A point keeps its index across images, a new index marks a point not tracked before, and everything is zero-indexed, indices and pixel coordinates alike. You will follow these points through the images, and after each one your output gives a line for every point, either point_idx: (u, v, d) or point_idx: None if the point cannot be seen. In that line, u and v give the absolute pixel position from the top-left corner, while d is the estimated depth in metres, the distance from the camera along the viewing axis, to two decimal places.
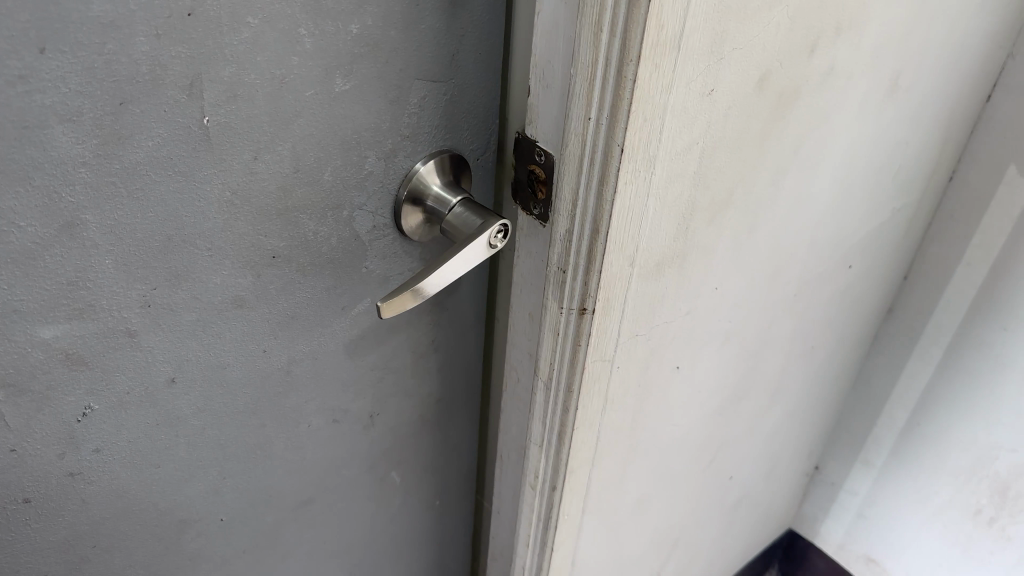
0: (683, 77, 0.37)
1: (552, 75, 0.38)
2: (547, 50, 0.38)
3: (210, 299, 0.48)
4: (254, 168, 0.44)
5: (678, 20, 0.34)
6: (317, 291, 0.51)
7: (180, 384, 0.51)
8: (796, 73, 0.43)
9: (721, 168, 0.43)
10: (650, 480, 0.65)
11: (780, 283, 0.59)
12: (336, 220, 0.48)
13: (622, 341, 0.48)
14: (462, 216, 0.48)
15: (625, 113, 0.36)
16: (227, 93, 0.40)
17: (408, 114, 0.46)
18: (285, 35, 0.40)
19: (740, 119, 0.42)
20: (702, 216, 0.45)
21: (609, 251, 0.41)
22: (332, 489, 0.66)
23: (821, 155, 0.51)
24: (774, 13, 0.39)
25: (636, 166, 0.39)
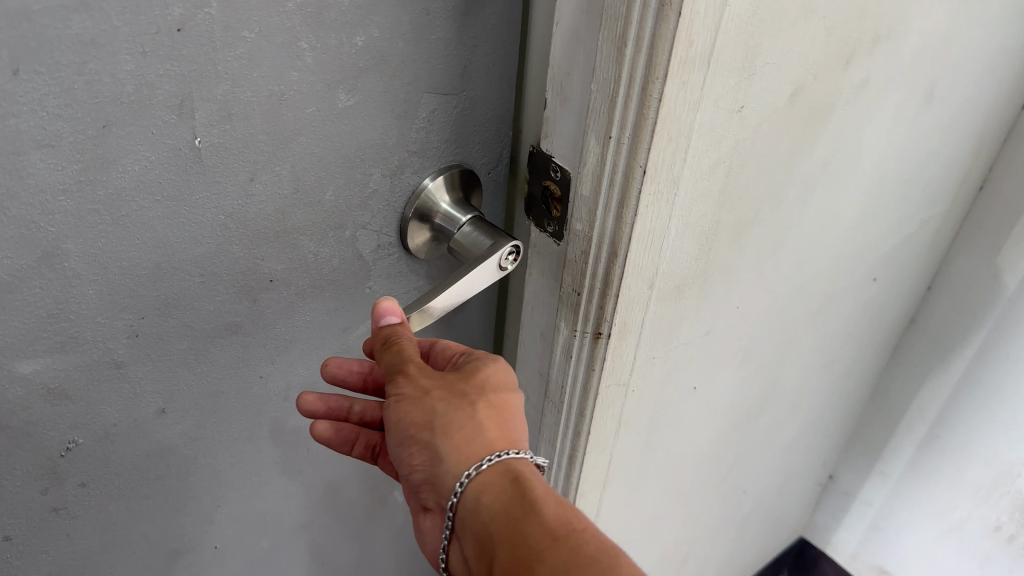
0: (711, 95, 0.36)
1: (571, 91, 0.37)
2: (567, 64, 0.37)
3: (203, 327, 0.45)
4: (251, 190, 0.41)
5: (708, 36, 0.33)
6: (318, 314, 0.49)
7: (171, 414, 0.48)
8: (830, 86, 0.43)
9: (746, 184, 0.43)
10: (666, 488, 0.65)
11: (804, 298, 0.60)
12: (337, 241, 0.45)
13: (638, 365, 0.48)
14: (471, 236, 0.46)
15: (650, 133, 0.35)
16: (220, 112, 0.37)
17: (415, 128, 0.43)
18: (285, 49, 0.37)
19: (768, 132, 0.41)
20: (726, 236, 0.45)
21: (626, 274, 0.41)
22: (331, 512, 0.63)
23: (853, 163, 0.50)
24: (809, 24, 0.38)
25: (658, 186, 0.38)
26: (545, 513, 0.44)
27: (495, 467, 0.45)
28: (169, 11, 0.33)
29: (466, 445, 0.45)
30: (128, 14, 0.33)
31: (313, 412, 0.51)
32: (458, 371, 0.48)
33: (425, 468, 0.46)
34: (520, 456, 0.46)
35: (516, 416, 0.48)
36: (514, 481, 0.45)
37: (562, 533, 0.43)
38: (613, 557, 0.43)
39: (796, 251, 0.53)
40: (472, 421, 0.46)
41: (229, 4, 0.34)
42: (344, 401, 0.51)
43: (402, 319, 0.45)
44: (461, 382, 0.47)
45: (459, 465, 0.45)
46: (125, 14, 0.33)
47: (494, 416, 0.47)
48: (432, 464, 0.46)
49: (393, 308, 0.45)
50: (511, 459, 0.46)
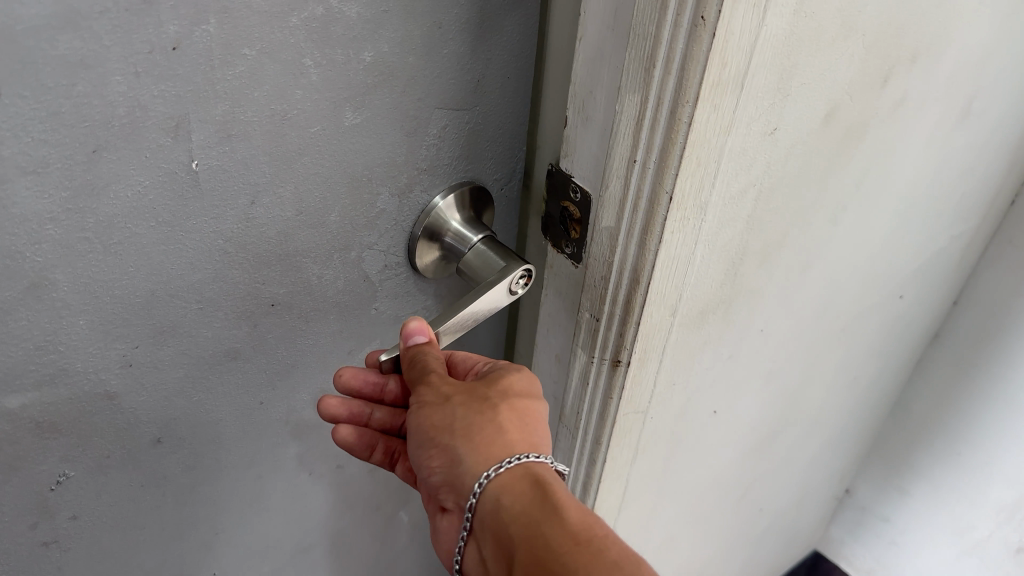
0: (742, 118, 0.35)
1: (593, 110, 0.36)
2: (590, 83, 0.36)
3: (200, 354, 0.43)
4: (251, 214, 0.39)
5: (743, 56, 0.32)
6: (321, 338, 0.47)
7: (167, 443, 0.46)
8: (864, 106, 0.43)
9: (775, 209, 0.43)
10: (687, 502, 0.65)
11: (830, 318, 0.60)
12: (342, 263, 0.43)
13: (655, 391, 0.48)
14: (482, 258, 0.44)
15: (677, 157, 0.34)
16: (219, 134, 0.35)
17: (425, 145, 0.41)
18: (288, 66, 0.35)
19: (803, 156, 0.41)
20: (753, 259, 0.45)
21: (649, 300, 0.40)
22: (334, 535, 0.61)
23: (881, 188, 0.51)
24: (848, 44, 0.37)
25: (685, 213, 0.37)
26: (566, 516, 0.41)
27: (515, 470, 0.43)
28: (164, 29, 0.31)
29: (486, 446, 0.43)
30: (120, 32, 0.30)
31: (333, 416, 0.48)
32: (483, 378, 0.46)
33: (444, 471, 0.44)
34: (542, 461, 0.44)
35: (542, 424, 0.46)
36: (537, 484, 0.42)
37: (583, 538, 0.40)
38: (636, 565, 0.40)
39: (824, 270, 0.53)
40: (494, 424, 0.44)
41: (229, 21, 0.32)
42: (364, 407, 0.48)
43: (430, 336, 0.44)
44: (484, 386, 0.45)
45: (478, 466, 0.43)
46: (116, 33, 0.30)
47: (518, 420, 0.44)
48: (451, 467, 0.44)
49: (421, 327, 0.43)
50: (533, 463, 0.43)
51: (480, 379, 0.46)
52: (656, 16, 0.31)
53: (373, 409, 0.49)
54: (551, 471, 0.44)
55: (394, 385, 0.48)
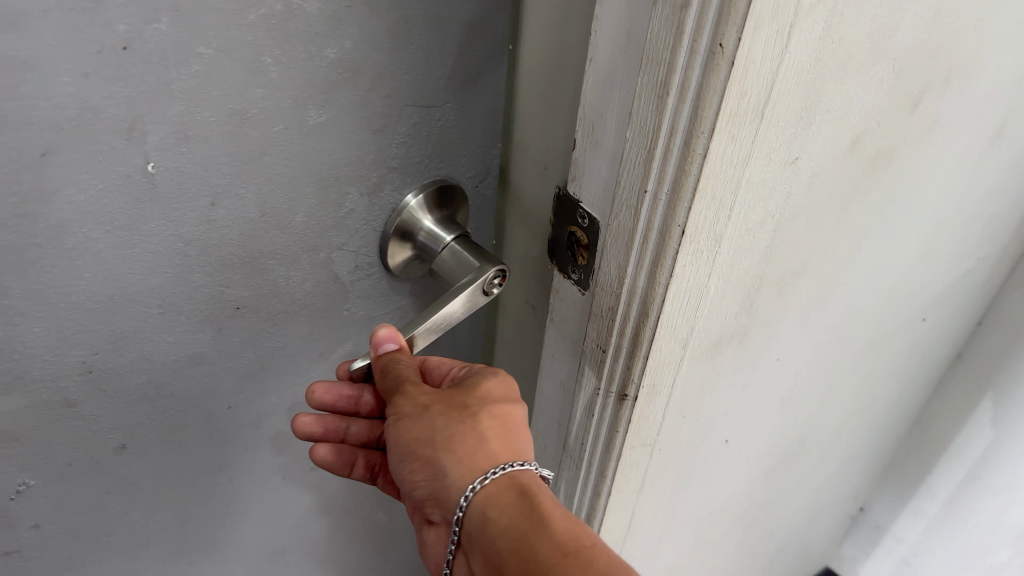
0: (762, 148, 0.33)
1: (603, 134, 0.35)
2: (601, 106, 0.34)
3: (164, 359, 0.41)
4: (212, 216, 0.37)
5: (764, 85, 0.31)
6: (291, 340, 0.45)
7: (132, 450, 0.44)
8: (894, 130, 0.42)
9: (794, 239, 0.42)
10: (697, 525, 0.63)
11: (849, 340, 0.59)
12: (311, 264, 0.42)
13: (664, 422, 0.46)
14: (455, 260, 0.43)
15: (691, 190, 0.32)
16: (176, 135, 0.33)
17: (394, 144, 0.39)
18: (247, 65, 0.33)
19: (828, 182, 0.40)
20: (770, 289, 0.44)
21: (658, 335, 0.39)
22: (310, 537, 0.60)
23: (903, 211, 0.51)
24: (877, 67, 0.37)
25: (698, 246, 0.35)
26: (551, 525, 0.41)
27: (499, 480, 0.44)
28: (113, 28, 0.29)
29: (469, 458, 0.44)
30: (66, 31, 0.29)
31: (307, 432, 0.48)
32: (461, 388, 0.47)
33: (428, 484, 0.45)
34: (527, 469, 0.45)
35: (523, 430, 0.47)
36: (522, 495, 0.43)
37: (567, 547, 0.41)
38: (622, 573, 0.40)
39: (845, 294, 0.52)
40: (475, 434, 0.45)
41: (182, 19, 0.30)
42: (339, 421, 0.48)
43: (401, 343, 0.43)
44: (463, 397, 0.46)
45: (461, 477, 0.44)
46: (61, 32, 0.29)
47: (499, 429, 0.45)
48: (436, 480, 0.45)
49: (391, 334, 0.43)
50: (517, 472, 0.44)
51: (458, 388, 0.47)
52: (670, 42, 0.29)
53: (347, 422, 0.48)
54: (537, 480, 0.45)
55: (370, 397, 0.47)
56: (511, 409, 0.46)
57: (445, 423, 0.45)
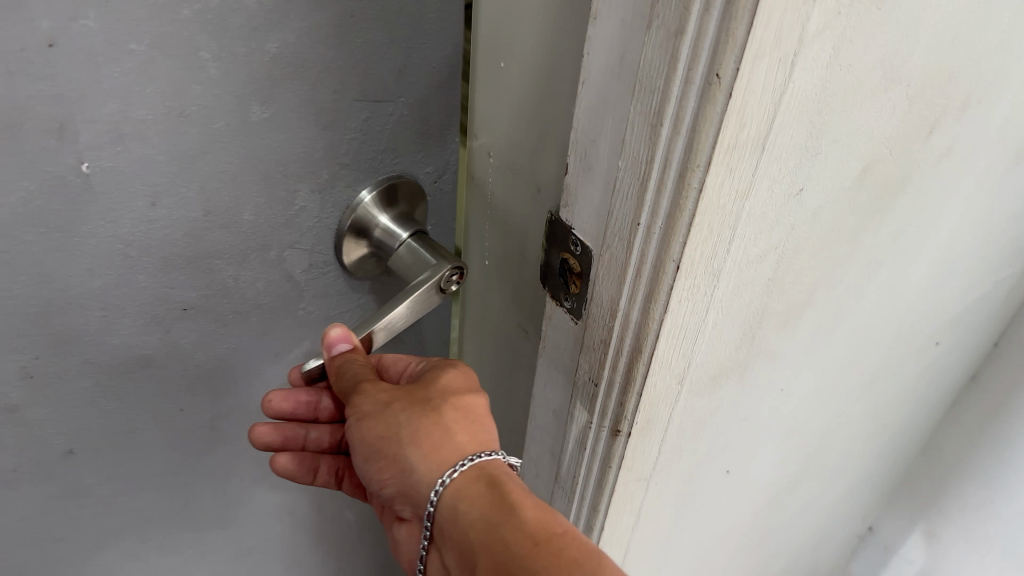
0: (764, 180, 0.31)
1: (597, 162, 0.33)
2: (594, 132, 0.33)
3: (109, 363, 0.40)
4: (153, 216, 0.35)
5: (766, 115, 0.28)
6: (244, 341, 0.43)
7: (80, 454, 0.43)
8: (907, 158, 0.40)
9: (798, 271, 0.39)
10: (696, 552, 0.61)
11: (857, 368, 0.58)
12: (262, 263, 0.40)
13: (661, 457, 0.44)
14: (412, 260, 0.42)
15: (686, 225, 0.30)
16: (110, 134, 0.31)
17: (347, 140, 0.38)
18: (183, 61, 0.31)
19: (834, 214, 0.38)
20: (773, 322, 0.41)
21: (653, 371, 0.36)
22: (275, 537, 0.58)
23: (916, 240, 0.49)
24: (889, 94, 0.34)
25: (695, 282, 0.33)
26: (522, 515, 0.40)
27: (467, 473, 0.42)
28: (36, 24, 0.27)
29: (435, 453, 0.43)
30: None
31: (264, 442, 0.47)
32: (422, 382, 0.45)
33: (396, 483, 0.44)
34: (496, 458, 0.43)
35: (489, 419, 0.46)
36: (492, 486, 0.42)
37: (541, 536, 0.39)
38: (599, 560, 0.39)
39: (854, 322, 0.50)
40: (440, 428, 0.43)
41: (110, 14, 0.28)
42: (297, 429, 0.47)
43: (354, 343, 0.43)
44: (424, 391, 0.45)
45: (429, 474, 0.43)
46: None
47: (464, 420, 0.44)
48: (403, 477, 0.44)
49: (344, 334, 0.42)
50: (485, 463, 0.43)
51: (419, 383, 0.46)
52: (665, 69, 0.27)
53: (306, 429, 0.47)
54: (507, 468, 0.44)
55: (329, 401, 0.47)
56: (473, 400, 0.45)
57: (409, 419, 0.43)
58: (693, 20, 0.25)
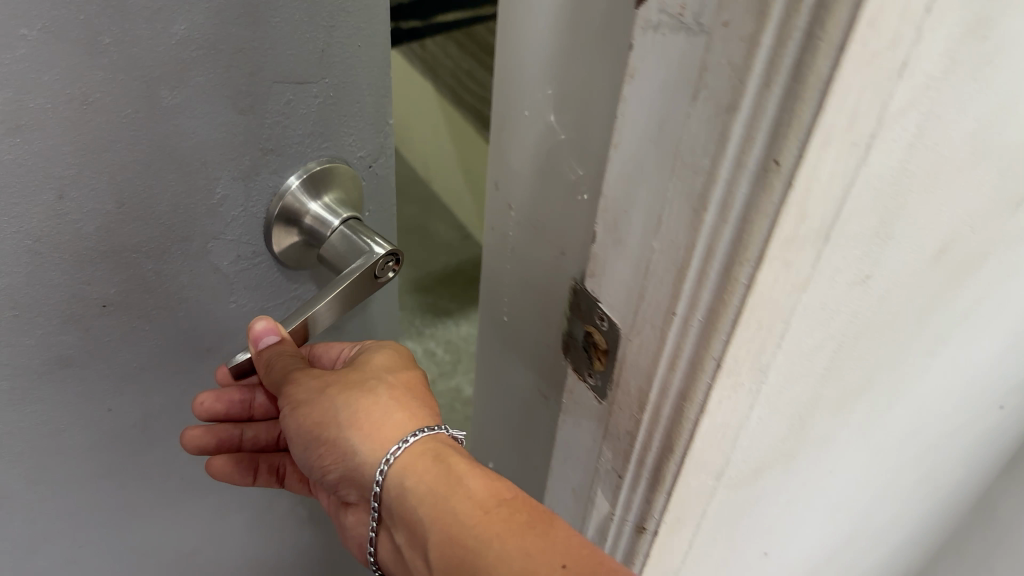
0: (824, 270, 0.28)
1: (627, 232, 0.31)
2: (622, 198, 0.30)
3: (24, 364, 0.37)
4: (61, 210, 0.32)
5: (829, 207, 0.25)
6: (172, 337, 0.41)
7: (2, 461, 0.40)
8: (986, 238, 0.36)
9: (858, 356, 0.36)
10: None
11: (915, 443, 0.55)
12: (185, 256, 0.38)
13: (693, 547, 0.41)
14: (342, 247, 0.40)
15: (730, 324, 0.28)
16: (6, 125, 0.29)
17: (269, 125, 0.35)
18: (82, 46, 0.28)
19: (901, 297, 0.34)
20: (827, 408, 0.39)
21: (684, 472, 0.34)
22: (221, 535, 0.56)
23: (990, 318, 0.45)
24: (976, 170, 0.30)
25: (737, 378, 0.30)
26: (469, 484, 0.38)
27: (412, 449, 0.40)
28: None
29: (376, 432, 0.41)
30: None
31: (199, 447, 0.46)
32: (355, 365, 0.44)
33: (339, 468, 0.43)
34: (438, 432, 0.41)
35: (425, 393, 0.45)
36: (435, 458, 0.39)
37: (489, 501, 0.37)
38: (549, 520, 0.37)
39: (912, 400, 0.47)
40: (378, 406, 0.42)
41: None
42: (231, 429, 0.47)
43: (282, 335, 0.41)
44: (357, 372, 0.44)
45: (371, 453, 0.41)
46: None
47: (401, 397, 0.43)
48: (345, 461, 0.42)
49: (270, 326, 0.41)
50: (428, 437, 0.41)
51: (351, 366, 0.44)
52: (711, 149, 0.25)
53: (238, 429, 0.48)
54: (451, 441, 0.42)
55: (262, 397, 0.48)
56: (406, 375, 0.44)
57: (345, 401, 0.42)
58: (748, 100, 0.23)
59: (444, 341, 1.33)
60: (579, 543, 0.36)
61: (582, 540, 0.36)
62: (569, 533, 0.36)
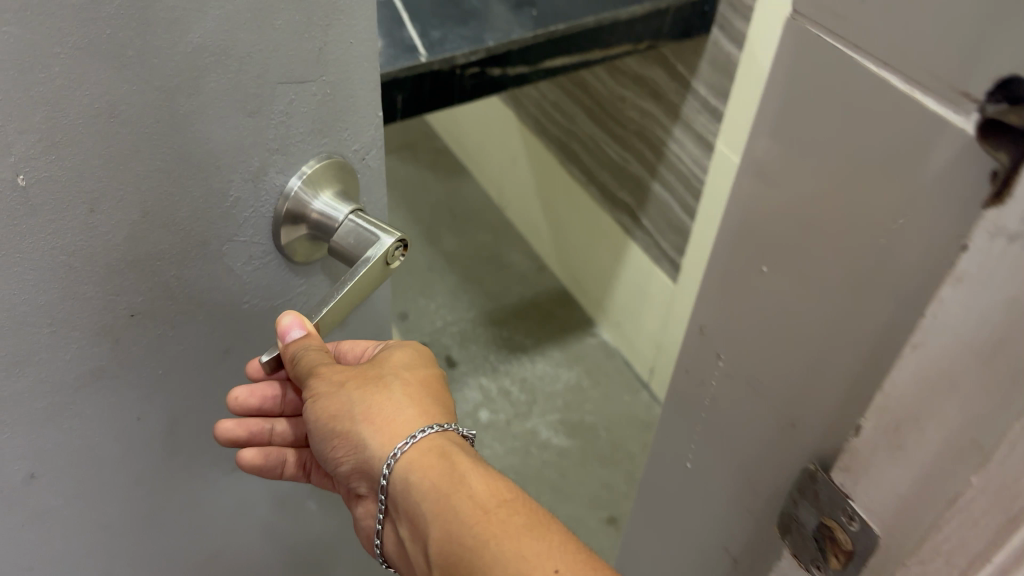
0: None
1: (915, 445, 0.29)
2: (921, 409, 0.29)
3: (61, 379, 0.40)
4: (93, 223, 0.36)
5: None
6: (194, 337, 0.45)
7: (41, 477, 0.42)
8: None
9: None
10: None
11: None
12: (203, 258, 0.42)
13: None
14: (350, 241, 0.44)
15: None
16: (43, 142, 0.32)
17: (272, 125, 0.40)
18: (110, 59, 0.32)
19: None
20: None
21: None
22: (240, 539, 0.59)
23: None
24: None
25: None
26: (472, 484, 0.41)
27: (419, 445, 0.43)
28: None
29: (387, 426, 0.44)
30: None
31: (231, 440, 0.49)
32: (377, 361, 0.48)
33: (352, 460, 0.46)
34: (447, 431, 0.45)
35: (440, 391, 0.48)
36: (440, 455, 0.43)
37: (490, 503, 0.41)
38: (545, 524, 0.40)
39: None
40: (390, 400, 0.45)
41: (34, 19, 0.29)
42: (263, 424, 0.50)
43: (308, 330, 0.44)
44: (375, 369, 0.47)
45: (382, 447, 0.44)
46: None
47: (414, 393, 0.46)
48: (356, 453, 0.45)
49: (296, 321, 0.44)
50: (438, 433, 0.44)
51: (371, 363, 0.48)
52: None
53: (270, 425, 0.51)
54: (460, 439, 0.45)
55: (294, 394, 0.51)
56: (422, 374, 0.47)
57: (362, 397, 0.45)
58: None
59: (519, 379, 1.40)
60: (576, 547, 0.40)
61: (578, 545, 0.40)
62: (562, 538, 0.40)
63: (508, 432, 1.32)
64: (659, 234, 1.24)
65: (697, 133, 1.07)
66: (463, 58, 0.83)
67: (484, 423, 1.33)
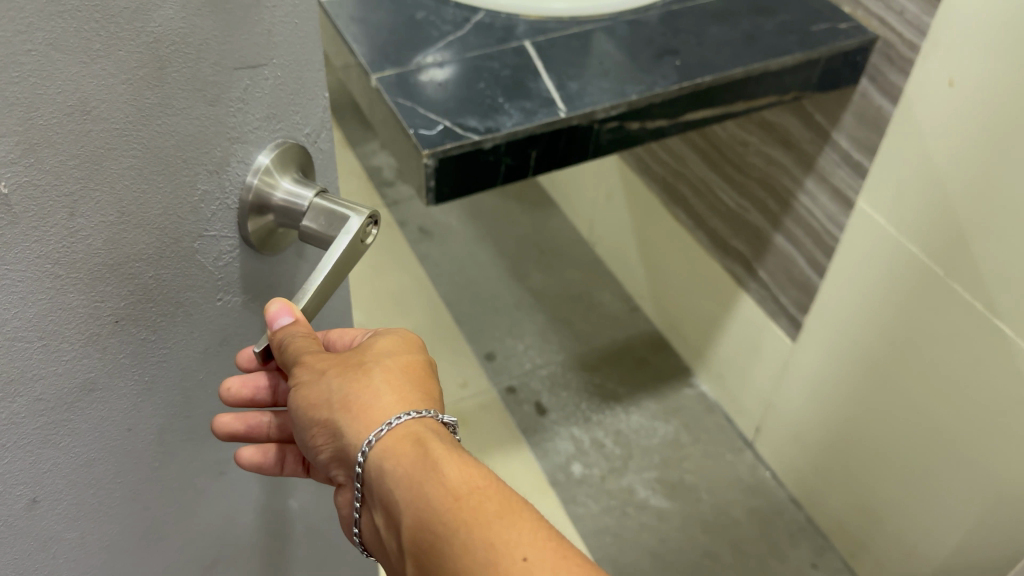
0: None
1: None
2: None
3: (54, 395, 0.38)
4: (73, 227, 0.34)
5: None
6: (176, 339, 0.44)
7: (43, 501, 0.41)
8: None
9: None
10: None
11: None
12: (178, 255, 0.41)
13: None
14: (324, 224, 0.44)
15: None
16: (23, 144, 0.30)
17: (232, 112, 0.40)
18: (80, 49, 0.31)
19: None
20: None
21: None
22: (232, 542, 0.60)
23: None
24: None
25: None
26: (444, 469, 0.40)
27: (395, 432, 0.42)
28: None
29: (364, 413, 0.43)
30: None
31: (229, 434, 0.50)
32: (362, 348, 0.46)
33: (330, 447, 0.44)
34: (424, 417, 0.43)
35: (427, 376, 0.46)
36: (415, 441, 0.41)
37: (462, 490, 0.40)
38: (518, 510, 0.40)
39: None
40: (370, 389, 0.43)
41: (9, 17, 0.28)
42: (259, 416, 0.51)
43: (297, 316, 0.43)
44: (361, 356, 0.45)
45: (358, 434, 0.42)
46: None
47: (396, 379, 0.44)
48: (335, 440, 0.44)
49: (284, 308, 0.43)
50: (415, 420, 0.42)
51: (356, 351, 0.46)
52: None
53: (271, 414, 0.52)
54: (440, 427, 0.44)
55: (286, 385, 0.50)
56: (408, 361, 0.45)
57: (343, 384, 0.43)
58: None
59: (614, 431, 1.14)
60: (544, 535, 0.39)
61: (547, 532, 0.39)
62: (534, 524, 0.39)
63: (602, 489, 1.07)
64: (777, 288, 0.93)
65: (833, 188, 0.81)
66: (605, 112, 0.71)
67: (577, 478, 1.08)
